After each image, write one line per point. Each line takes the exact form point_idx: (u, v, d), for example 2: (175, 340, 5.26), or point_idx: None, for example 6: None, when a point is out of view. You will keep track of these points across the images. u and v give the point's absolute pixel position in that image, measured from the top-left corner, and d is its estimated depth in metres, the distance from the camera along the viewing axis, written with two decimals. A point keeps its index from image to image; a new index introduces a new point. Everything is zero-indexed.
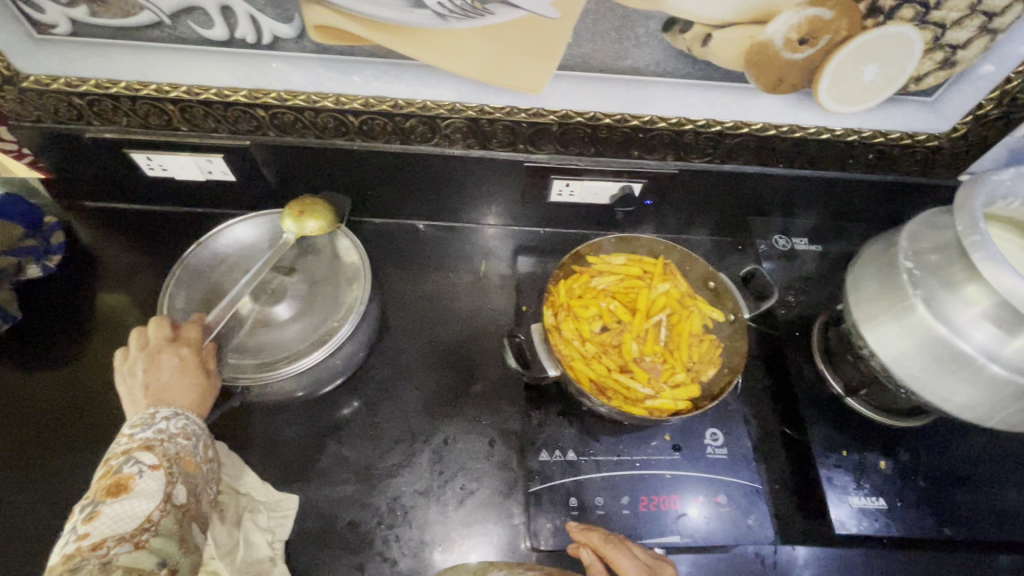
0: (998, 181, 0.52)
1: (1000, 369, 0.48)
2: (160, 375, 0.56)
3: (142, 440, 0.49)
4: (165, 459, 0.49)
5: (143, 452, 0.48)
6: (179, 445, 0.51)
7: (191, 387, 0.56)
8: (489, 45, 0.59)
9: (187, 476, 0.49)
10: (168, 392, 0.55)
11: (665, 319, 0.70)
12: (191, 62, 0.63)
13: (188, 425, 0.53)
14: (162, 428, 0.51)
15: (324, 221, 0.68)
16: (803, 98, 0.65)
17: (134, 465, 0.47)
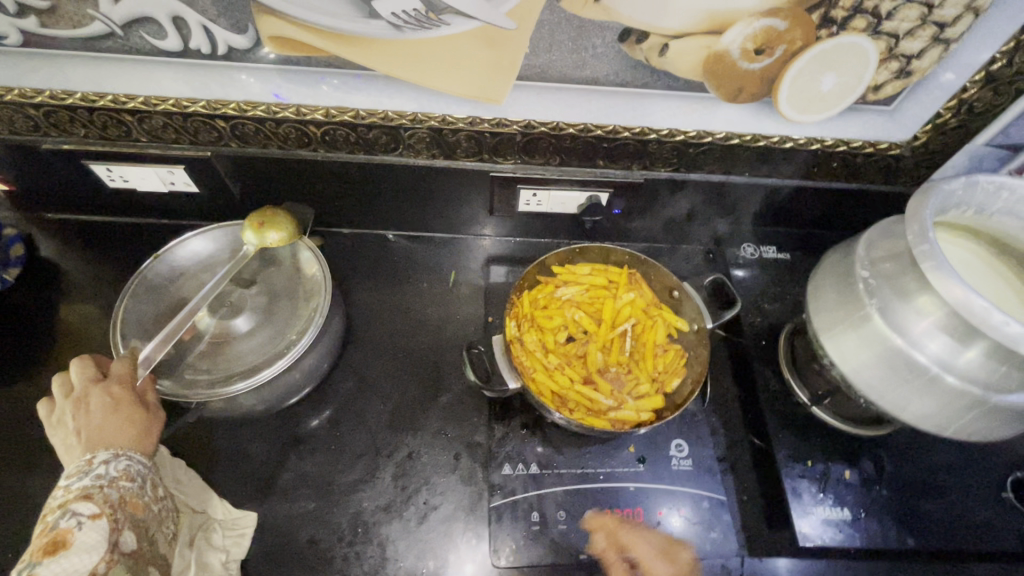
0: (950, 191, 0.53)
1: (955, 380, 0.48)
2: (91, 418, 0.53)
3: (80, 490, 0.47)
4: (109, 506, 0.47)
5: (80, 503, 0.46)
6: (122, 489, 0.49)
7: (127, 426, 0.53)
8: (447, 56, 0.59)
9: (133, 519, 0.48)
10: (105, 434, 0.52)
11: (631, 330, 0.69)
12: (147, 73, 0.62)
13: (132, 466, 0.51)
14: (101, 473, 0.49)
15: (285, 232, 0.67)
16: (763, 106, 0.65)
17: (71, 518, 0.45)
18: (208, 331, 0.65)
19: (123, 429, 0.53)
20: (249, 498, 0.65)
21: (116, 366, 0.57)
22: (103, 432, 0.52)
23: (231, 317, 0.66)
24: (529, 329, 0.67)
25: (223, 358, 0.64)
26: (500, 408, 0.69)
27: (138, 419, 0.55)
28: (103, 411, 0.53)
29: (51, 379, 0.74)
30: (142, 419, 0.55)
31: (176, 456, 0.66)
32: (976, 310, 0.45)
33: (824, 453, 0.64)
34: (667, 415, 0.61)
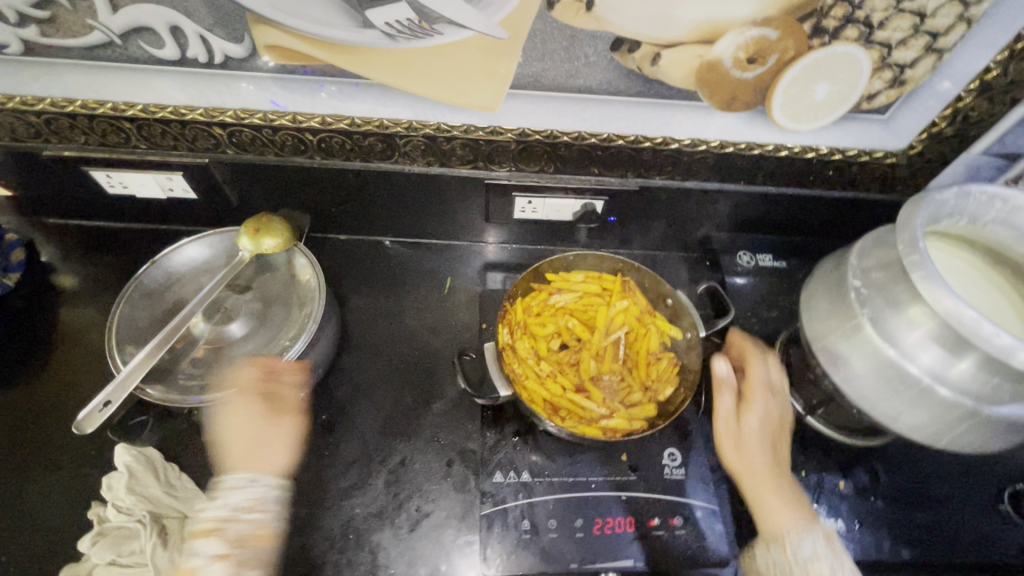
0: (942, 201, 0.53)
1: (947, 392, 0.48)
2: (236, 430, 0.59)
3: (214, 524, 0.53)
4: (232, 548, 0.52)
5: (209, 541, 0.52)
6: (249, 523, 0.54)
7: (280, 440, 0.60)
8: (441, 65, 0.60)
9: (256, 555, 0.53)
10: (274, 446, 0.60)
11: (624, 338, 0.70)
12: (146, 81, 0.63)
13: (262, 493, 0.56)
14: (235, 504, 0.54)
15: (280, 238, 0.68)
16: (757, 115, 0.65)
17: (197, 558, 0.51)
18: (204, 336, 0.66)
19: (275, 445, 0.60)
20: None
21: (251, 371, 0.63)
22: (260, 446, 0.59)
23: (227, 322, 0.67)
24: (522, 337, 0.68)
25: (219, 363, 0.65)
26: (492, 415, 0.69)
27: (289, 434, 0.61)
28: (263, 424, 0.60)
29: (48, 383, 0.75)
30: (283, 435, 0.60)
31: (170, 461, 0.67)
32: (967, 322, 0.44)
33: (817, 463, 0.64)
34: (660, 424, 0.61)
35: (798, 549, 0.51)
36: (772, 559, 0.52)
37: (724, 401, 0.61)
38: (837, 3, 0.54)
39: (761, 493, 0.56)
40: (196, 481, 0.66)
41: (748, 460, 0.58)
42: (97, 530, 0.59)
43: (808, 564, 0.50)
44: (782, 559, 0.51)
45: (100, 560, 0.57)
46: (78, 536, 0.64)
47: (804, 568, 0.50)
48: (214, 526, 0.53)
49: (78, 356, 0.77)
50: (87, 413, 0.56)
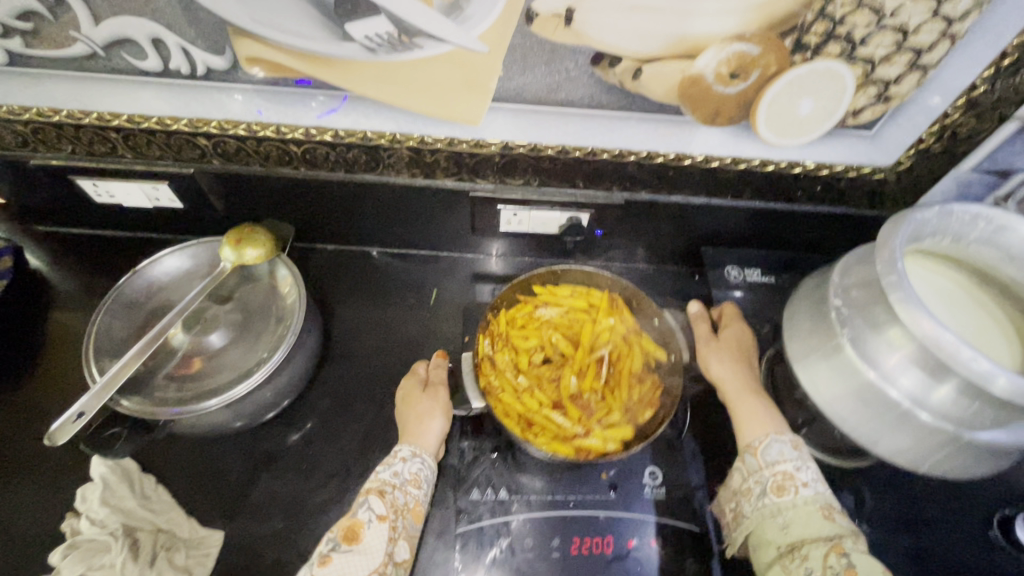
0: (922, 220, 0.53)
1: (927, 417, 0.48)
2: (411, 409, 0.66)
3: (378, 485, 0.58)
4: (392, 512, 0.56)
5: (376, 501, 0.56)
6: (410, 496, 0.59)
7: (436, 417, 0.65)
8: (422, 78, 0.60)
9: (410, 528, 0.57)
10: (427, 421, 0.64)
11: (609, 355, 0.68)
12: (130, 92, 0.63)
13: (419, 471, 0.61)
14: (398, 471, 0.60)
15: (263, 249, 0.68)
16: (742, 130, 0.64)
17: (367, 513, 0.55)
18: (183, 347, 0.66)
19: (433, 422, 0.64)
20: (218, 516, 0.65)
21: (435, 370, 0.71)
22: (425, 423, 0.64)
23: (207, 333, 0.67)
24: (504, 347, 0.68)
25: (197, 375, 0.65)
26: (471, 430, 0.68)
27: (441, 408, 0.65)
28: (412, 405, 0.66)
29: (28, 391, 0.74)
30: (440, 407, 0.65)
31: (147, 472, 0.66)
32: (945, 346, 0.44)
33: None
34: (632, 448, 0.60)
35: (768, 453, 0.56)
36: (747, 469, 0.57)
37: (701, 329, 0.72)
38: (818, 19, 0.53)
39: (733, 400, 0.63)
40: (172, 493, 0.66)
41: (722, 371, 0.66)
42: (69, 542, 0.59)
43: (775, 464, 0.55)
44: (754, 465, 0.57)
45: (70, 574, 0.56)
46: (51, 547, 0.63)
47: (774, 469, 0.55)
48: (378, 489, 0.57)
49: (59, 364, 0.76)
50: (60, 423, 0.56)
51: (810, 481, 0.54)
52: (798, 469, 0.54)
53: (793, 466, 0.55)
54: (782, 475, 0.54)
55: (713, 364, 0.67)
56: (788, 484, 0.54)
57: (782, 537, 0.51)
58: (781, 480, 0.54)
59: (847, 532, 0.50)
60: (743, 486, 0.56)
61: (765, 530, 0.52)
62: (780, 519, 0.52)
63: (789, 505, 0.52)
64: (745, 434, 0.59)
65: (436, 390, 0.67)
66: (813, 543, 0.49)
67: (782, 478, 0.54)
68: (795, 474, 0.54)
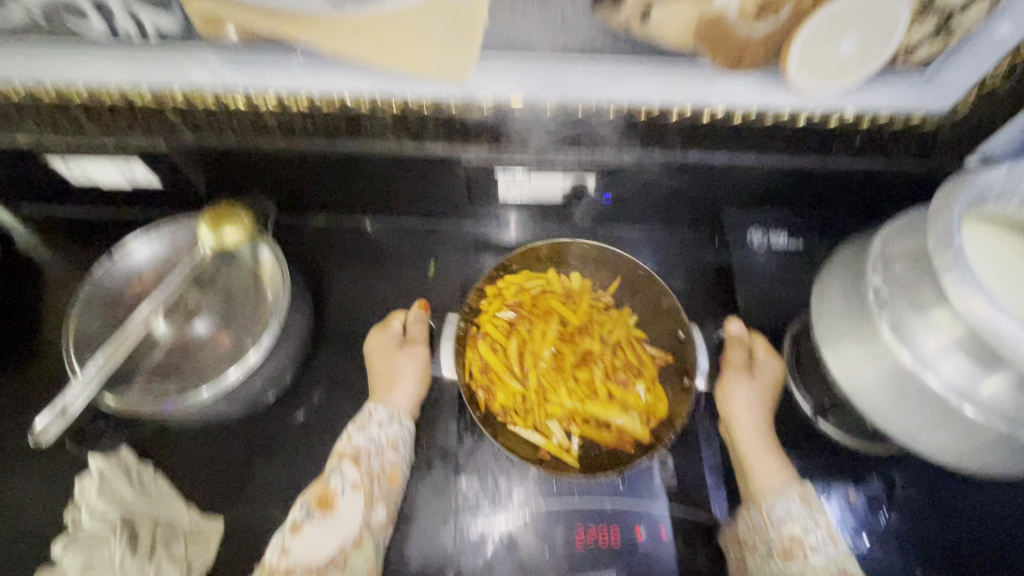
0: (986, 185, 0.45)
1: (973, 412, 0.43)
2: (382, 367, 0.67)
3: (354, 450, 0.61)
4: (366, 479, 0.59)
5: (349, 468, 0.59)
6: (388, 460, 0.61)
7: (409, 382, 0.66)
8: (396, 33, 0.52)
9: (386, 491, 0.60)
10: (399, 382, 0.66)
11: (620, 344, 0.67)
12: (82, 61, 0.58)
13: (397, 435, 0.63)
14: (375, 436, 0.62)
15: (242, 228, 0.63)
16: (768, 77, 0.55)
17: (340, 479, 0.58)
18: (167, 338, 0.64)
19: (405, 384, 0.66)
20: (216, 504, 0.64)
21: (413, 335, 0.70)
22: (398, 387, 0.65)
23: (191, 321, 0.65)
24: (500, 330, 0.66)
25: (182, 367, 0.64)
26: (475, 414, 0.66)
27: (415, 370, 0.67)
28: (386, 363, 0.67)
29: (17, 379, 0.72)
30: (416, 370, 0.67)
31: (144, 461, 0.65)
32: (1003, 334, 0.39)
33: (822, 472, 0.62)
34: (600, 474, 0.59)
35: (774, 511, 0.55)
36: (751, 522, 0.57)
37: (735, 356, 0.65)
38: None
39: (749, 452, 0.60)
40: (171, 481, 0.65)
41: (742, 418, 0.61)
42: (70, 535, 0.59)
43: (782, 525, 0.54)
44: (760, 521, 0.56)
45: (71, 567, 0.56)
46: (55, 534, 0.64)
47: (779, 529, 0.55)
48: (352, 455, 0.60)
49: (51, 351, 0.74)
50: (43, 425, 0.55)
51: (819, 542, 0.53)
52: (805, 532, 0.53)
53: (801, 529, 0.54)
54: (789, 539, 0.54)
55: (737, 405, 0.62)
56: (795, 549, 0.53)
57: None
58: (787, 544, 0.53)
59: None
60: (749, 540, 0.56)
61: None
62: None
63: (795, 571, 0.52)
64: (755, 483, 0.58)
65: (416, 350, 0.68)
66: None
67: (789, 542, 0.53)
68: (803, 538, 0.53)
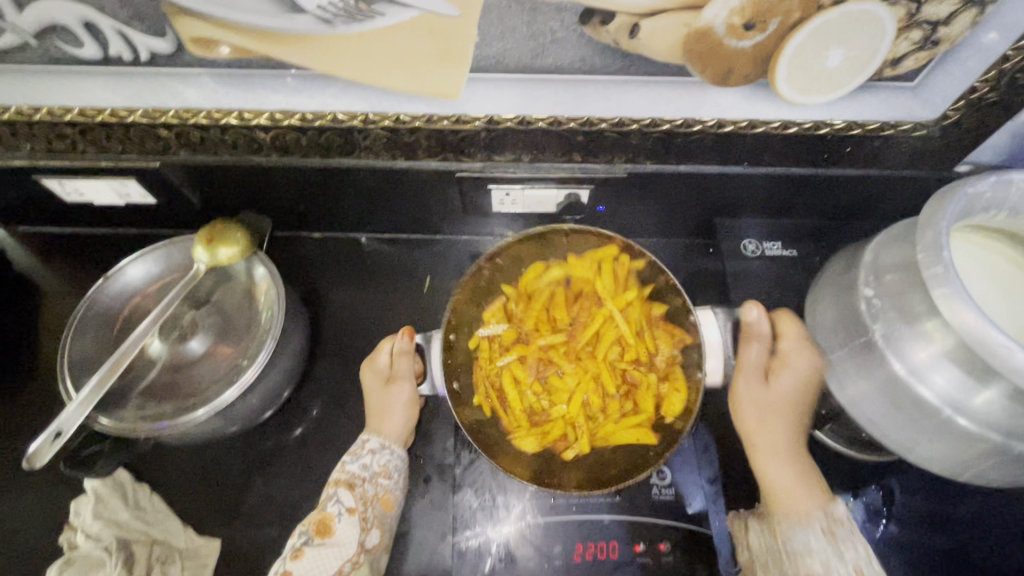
0: (977, 194, 0.46)
1: (969, 424, 0.43)
2: (376, 398, 0.65)
3: (350, 476, 0.60)
4: (361, 504, 0.58)
5: (345, 495, 0.59)
6: (382, 486, 0.60)
7: (402, 412, 0.65)
8: (386, 52, 0.53)
9: (381, 516, 0.59)
10: (392, 414, 0.65)
11: (623, 337, 0.61)
12: (74, 83, 0.58)
13: (389, 461, 0.62)
14: (368, 462, 0.61)
15: (237, 248, 0.64)
16: (758, 89, 0.55)
17: (336, 506, 0.58)
18: (162, 357, 0.64)
19: (398, 413, 0.65)
20: (214, 523, 0.64)
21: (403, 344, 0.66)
22: (391, 417, 0.64)
23: (186, 340, 0.65)
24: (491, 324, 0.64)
25: (177, 387, 0.63)
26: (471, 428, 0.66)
27: (408, 403, 0.65)
28: (378, 396, 0.65)
29: (13, 399, 0.72)
30: (408, 402, 0.65)
31: (140, 481, 0.65)
32: (994, 348, 0.39)
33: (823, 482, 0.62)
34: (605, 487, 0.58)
35: (791, 541, 0.54)
36: (764, 541, 0.56)
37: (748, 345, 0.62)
38: None
39: (762, 457, 0.59)
40: (168, 501, 0.65)
41: (758, 422, 0.59)
42: (65, 558, 0.59)
43: (800, 556, 0.53)
44: (774, 546, 0.55)
45: None
46: (52, 557, 0.64)
47: (796, 562, 0.53)
48: (347, 482, 0.60)
49: (47, 371, 0.74)
50: (37, 446, 0.54)
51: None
52: (825, 565, 0.52)
53: (822, 561, 0.52)
54: (807, 571, 0.52)
55: (745, 408, 0.60)
56: None
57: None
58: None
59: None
60: (760, 556, 0.56)
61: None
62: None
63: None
64: (776, 510, 0.57)
65: (407, 378, 0.65)
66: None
67: (807, 575, 0.52)
68: (822, 572, 0.51)
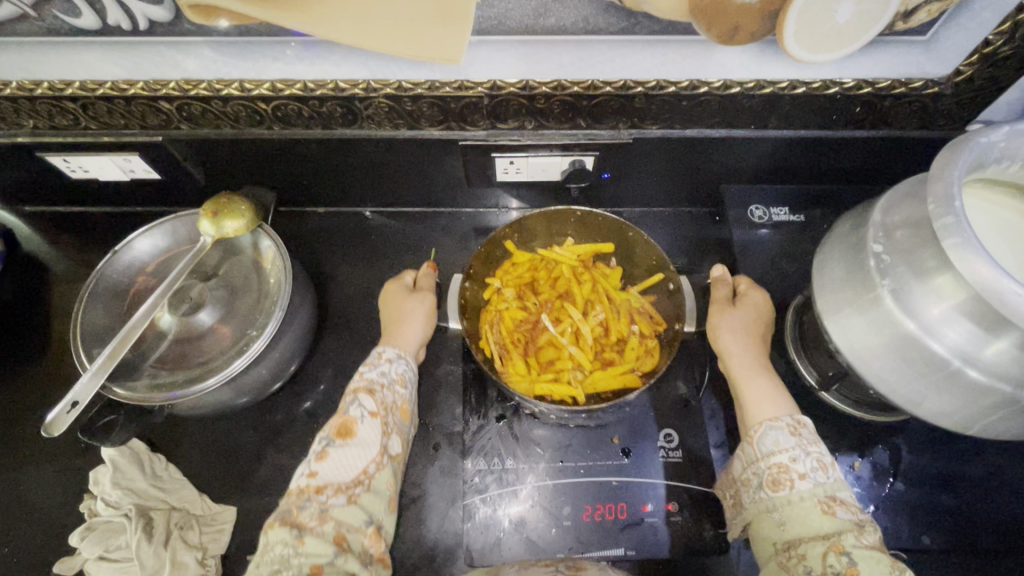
0: (989, 146, 0.45)
1: (978, 375, 0.43)
2: (394, 309, 0.67)
3: (369, 382, 0.57)
4: (383, 409, 0.55)
5: (366, 398, 0.55)
6: (397, 395, 0.58)
7: (418, 322, 0.65)
8: (386, 15, 0.51)
9: (399, 424, 0.57)
10: (408, 324, 0.65)
11: (609, 296, 0.68)
12: (72, 55, 0.57)
13: (405, 371, 0.60)
14: (386, 370, 0.59)
15: (243, 221, 0.65)
16: (766, 47, 0.54)
17: (358, 409, 0.54)
18: (172, 330, 0.64)
19: (413, 325, 0.65)
20: (228, 491, 0.65)
21: (423, 281, 0.71)
22: (406, 328, 0.65)
23: (194, 312, 0.64)
24: (493, 286, 0.69)
25: (188, 358, 0.63)
26: (478, 397, 0.67)
27: (425, 313, 0.66)
28: (396, 307, 0.67)
29: (27, 375, 0.73)
30: (424, 312, 0.66)
31: (155, 452, 0.66)
32: (1005, 297, 0.38)
33: (828, 444, 0.62)
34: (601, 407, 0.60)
35: (763, 442, 0.52)
36: (744, 457, 0.53)
37: (721, 293, 0.65)
38: None
39: (744, 382, 0.59)
40: (183, 471, 0.66)
41: (735, 351, 0.61)
42: (86, 524, 0.60)
43: (770, 455, 0.51)
44: (752, 454, 0.53)
45: (89, 554, 0.58)
46: (73, 526, 0.65)
47: (769, 459, 0.51)
48: (366, 387, 0.56)
49: (60, 348, 0.75)
50: (54, 415, 0.54)
51: (808, 470, 0.49)
52: (794, 460, 0.50)
53: (789, 456, 0.50)
54: (776, 468, 0.50)
55: (727, 338, 0.62)
56: (783, 478, 0.49)
57: (779, 534, 0.48)
58: (775, 473, 0.50)
59: (847, 526, 0.46)
60: (741, 476, 0.53)
61: (762, 525, 0.50)
62: (776, 515, 0.49)
63: (783, 501, 0.49)
64: (753, 418, 0.55)
65: (426, 295, 0.68)
66: (810, 542, 0.46)
67: (777, 471, 0.50)
68: (790, 466, 0.50)
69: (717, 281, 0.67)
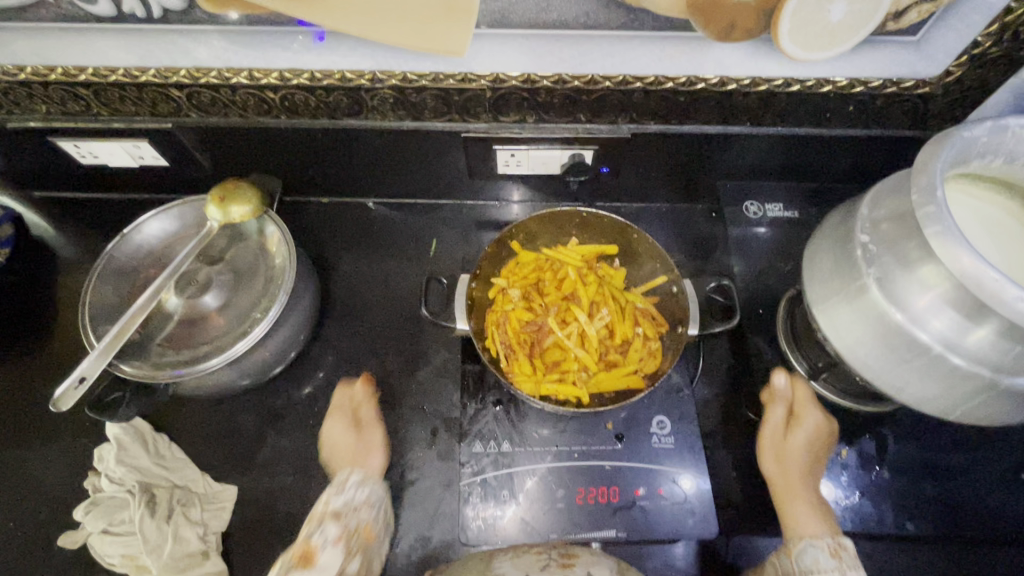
0: (973, 139, 0.46)
1: (959, 361, 0.45)
2: (344, 443, 0.64)
3: (333, 509, 0.56)
4: (345, 533, 0.54)
5: (329, 525, 0.54)
6: (363, 518, 0.57)
7: (375, 446, 0.63)
8: (392, 8, 0.53)
9: (364, 549, 0.55)
10: (364, 454, 0.63)
11: (613, 296, 0.70)
12: (86, 41, 0.58)
13: (371, 495, 0.59)
14: (351, 496, 0.57)
15: (250, 206, 0.66)
16: (762, 45, 0.55)
17: (320, 535, 0.53)
18: (179, 311, 0.66)
19: (368, 451, 0.63)
20: (229, 471, 0.67)
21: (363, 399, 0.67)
22: (362, 457, 0.62)
23: (201, 295, 0.66)
24: (498, 286, 0.70)
25: (194, 339, 0.65)
26: (476, 383, 0.68)
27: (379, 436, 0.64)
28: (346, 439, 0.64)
29: (34, 356, 0.74)
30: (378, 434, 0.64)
31: (159, 431, 0.68)
32: (984, 283, 0.40)
33: None
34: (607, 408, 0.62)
35: (801, 558, 0.53)
36: (781, 567, 0.54)
37: (777, 412, 0.62)
38: None
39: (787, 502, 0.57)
40: (186, 451, 0.68)
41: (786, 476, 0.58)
42: (90, 500, 0.62)
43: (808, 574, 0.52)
44: (789, 566, 0.54)
45: (93, 528, 0.60)
46: (76, 503, 0.66)
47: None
48: (332, 514, 0.55)
49: (67, 331, 0.76)
50: (62, 390, 0.55)
51: None
52: None
53: None
54: None
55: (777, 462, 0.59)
56: None
57: None
58: None
59: None
60: None
61: None
62: None
63: None
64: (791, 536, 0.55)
65: (372, 417, 0.65)
66: None
67: None
68: None
69: (773, 390, 0.63)
